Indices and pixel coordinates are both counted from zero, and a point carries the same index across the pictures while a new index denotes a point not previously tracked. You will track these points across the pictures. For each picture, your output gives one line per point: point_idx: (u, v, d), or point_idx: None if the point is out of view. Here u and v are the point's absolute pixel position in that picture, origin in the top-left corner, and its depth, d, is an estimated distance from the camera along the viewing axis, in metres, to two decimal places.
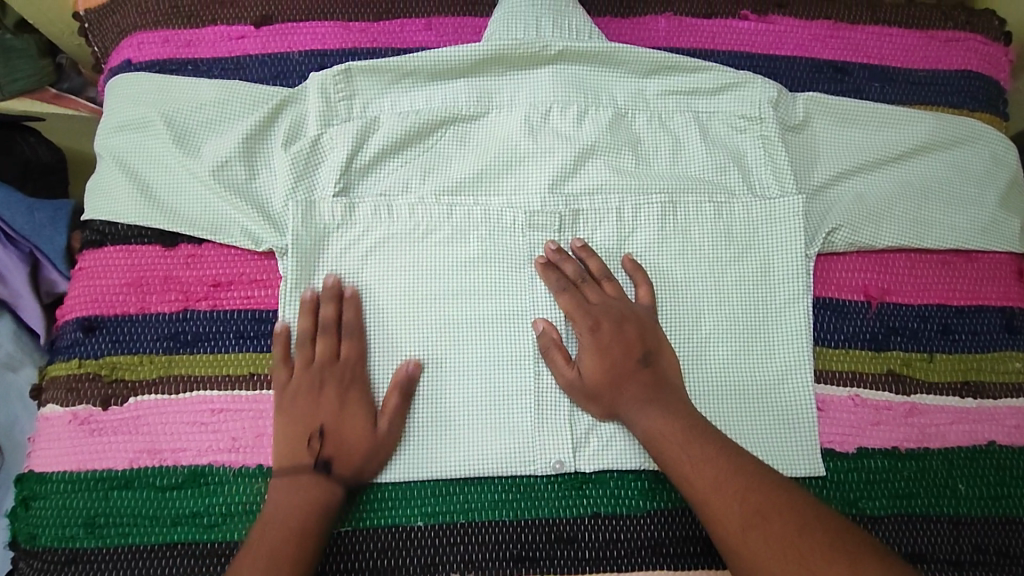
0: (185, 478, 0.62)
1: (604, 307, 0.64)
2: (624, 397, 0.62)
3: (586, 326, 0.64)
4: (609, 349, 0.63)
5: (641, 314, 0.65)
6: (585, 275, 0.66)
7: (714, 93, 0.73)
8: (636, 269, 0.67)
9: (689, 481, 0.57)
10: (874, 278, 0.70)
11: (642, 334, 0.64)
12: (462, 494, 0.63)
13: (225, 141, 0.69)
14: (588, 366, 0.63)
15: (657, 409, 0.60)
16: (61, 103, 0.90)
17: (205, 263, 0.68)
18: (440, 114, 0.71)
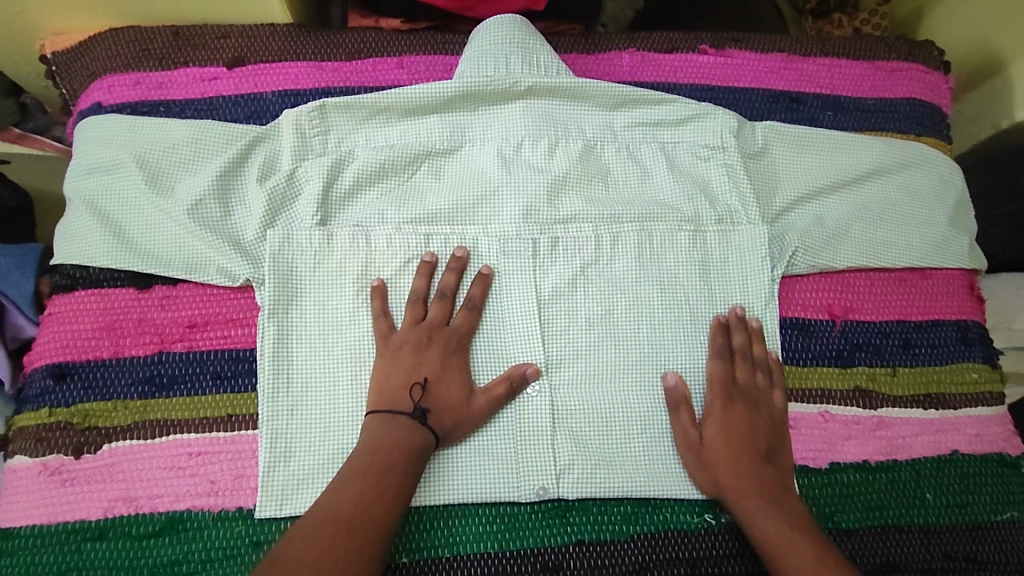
0: (162, 525, 0.61)
1: (748, 389, 0.67)
2: (715, 405, 0.66)
3: (722, 401, 0.66)
4: (744, 429, 0.64)
5: (775, 409, 0.67)
6: (745, 355, 0.68)
7: (678, 123, 0.76)
8: (760, 340, 0.69)
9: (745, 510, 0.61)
10: (836, 297, 0.73)
11: (771, 432, 0.65)
12: (447, 528, 0.63)
13: (199, 182, 0.69)
14: (709, 445, 0.64)
15: (741, 423, 0.65)
16: (26, 143, 0.90)
17: (181, 304, 0.67)
18: (415, 149, 0.73)
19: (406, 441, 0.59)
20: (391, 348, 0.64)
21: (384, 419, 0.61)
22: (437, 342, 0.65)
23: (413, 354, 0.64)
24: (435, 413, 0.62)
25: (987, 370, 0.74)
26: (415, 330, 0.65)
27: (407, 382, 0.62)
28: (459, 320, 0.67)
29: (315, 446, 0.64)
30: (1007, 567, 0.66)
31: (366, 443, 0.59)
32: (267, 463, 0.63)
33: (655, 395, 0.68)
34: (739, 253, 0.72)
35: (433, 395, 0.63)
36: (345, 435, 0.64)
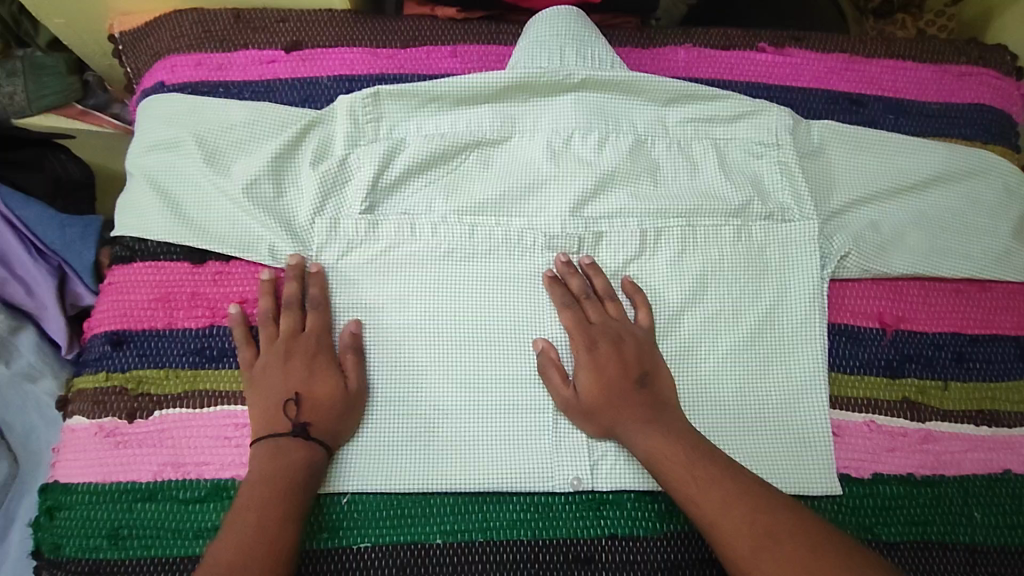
0: (207, 491, 0.63)
1: (603, 325, 0.66)
2: (618, 419, 0.63)
3: (584, 344, 0.66)
4: (607, 370, 0.64)
5: (639, 333, 0.67)
6: (589, 295, 0.68)
7: (731, 121, 0.75)
8: (598, 272, 0.69)
9: (704, 513, 0.56)
10: (888, 306, 0.71)
11: (638, 356, 0.65)
12: (481, 513, 0.64)
13: (255, 162, 0.71)
14: (582, 381, 0.64)
15: (653, 430, 0.61)
16: (89, 120, 0.93)
17: (233, 280, 0.69)
18: (466, 138, 0.73)
19: (291, 463, 0.59)
20: (258, 373, 0.64)
21: (269, 446, 0.60)
22: (298, 354, 0.64)
23: (277, 368, 0.64)
24: (313, 424, 0.62)
25: None
26: (272, 347, 0.65)
27: (280, 401, 0.62)
28: (311, 323, 0.66)
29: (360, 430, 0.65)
30: None
31: (255, 478, 0.59)
32: None
33: (695, 396, 0.67)
34: (635, 290, 0.69)
35: (308, 411, 0.62)
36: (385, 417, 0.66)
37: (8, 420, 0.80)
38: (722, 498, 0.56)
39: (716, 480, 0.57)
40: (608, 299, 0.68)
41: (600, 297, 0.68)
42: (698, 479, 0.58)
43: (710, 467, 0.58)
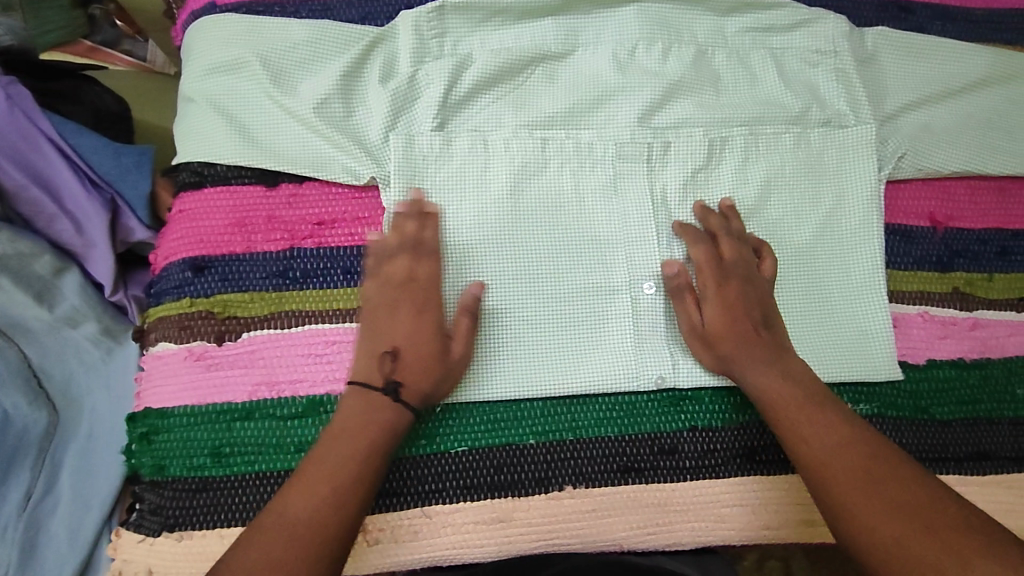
0: (305, 407, 0.65)
1: (732, 263, 0.68)
2: (736, 356, 0.65)
3: (715, 277, 0.67)
4: (734, 305, 0.66)
5: (761, 279, 0.69)
6: (726, 232, 0.70)
7: (789, 29, 0.76)
8: (733, 215, 0.71)
9: (807, 443, 0.60)
10: (938, 205, 0.75)
11: (763, 301, 0.67)
12: (568, 413, 0.67)
13: (322, 81, 0.70)
14: (708, 315, 0.67)
15: (775, 371, 0.64)
16: (96, 55, 1.07)
17: (307, 202, 0.69)
18: (530, 51, 0.73)
19: (382, 420, 0.60)
20: (373, 318, 0.63)
21: (360, 395, 0.61)
22: (408, 301, 0.64)
23: (386, 318, 0.63)
24: (413, 377, 0.61)
25: None
26: (385, 292, 0.64)
27: (377, 353, 0.62)
28: (422, 270, 0.65)
29: (448, 345, 0.67)
30: None
31: (337, 424, 0.60)
32: None
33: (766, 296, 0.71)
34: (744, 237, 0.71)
35: (406, 361, 0.62)
36: (472, 331, 0.68)
37: (47, 369, 0.77)
38: (830, 439, 0.59)
39: (830, 425, 0.60)
40: (742, 242, 0.70)
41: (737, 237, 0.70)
42: (821, 426, 0.60)
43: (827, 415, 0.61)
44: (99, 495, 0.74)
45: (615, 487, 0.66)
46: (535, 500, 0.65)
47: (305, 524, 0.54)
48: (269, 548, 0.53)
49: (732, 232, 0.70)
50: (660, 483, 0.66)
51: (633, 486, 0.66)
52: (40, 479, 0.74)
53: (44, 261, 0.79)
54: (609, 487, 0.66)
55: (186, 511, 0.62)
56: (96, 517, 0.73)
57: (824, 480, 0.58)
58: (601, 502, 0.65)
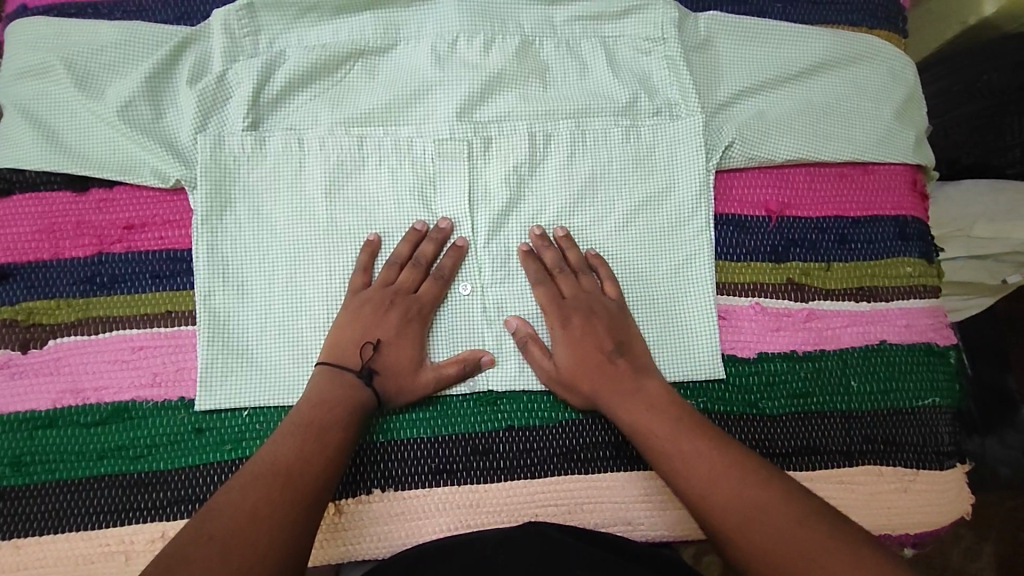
0: (109, 414, 0.64)
1: (613, 300, 0.67)
2: (598, 392, 0.64)
3: (558, 319, 0.66)
4: (619, 339, 0.66)
5: (609, 306, 0.67)
6: (563, 266, 0.68)
7: (619, 17, 0.75)
8: (600, 262, 0.69)
9: (686, 477, 0.57)
10: (774, 193, 0.73)
11: (609, 329, 0.66)
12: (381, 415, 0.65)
13: (130, 83, 0.69)
14: (561, 357, 0.65)
15: (648, 405, 0.62)
16: None
17: (117, 207, 0.68)
18: (347, 46, 0.72)
19: (348, 399, 0.61)
20: (363, 308, 0.65)
21: (328, 373, 0.62)
22: (400, 307, 0.66)
23: (375, 314, 0.65)
24: (381, 375, 0.63)
25: (923, 265, 0.73)
26: (383, 290, 0.66)
27: (361, 341, 0.64)
28: (426, 288, 0.67)
29: (259, 348, 0.66)
30: (925, 449, 0.68)
31: (310, 397, 0.61)
32: (206, 358, 0.65)
33: None
34: (569, 240, 0.69)
35: (381, 358, 0.64)
36: (278, 332, 0.67)
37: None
38: (700, 460, 0.58)
39: (687, 445, 0.59)
40: (577, 271, 0.68)
41: (574, 265, 0.69)
42: (672, 443, 0.59)
43: (691, 438, 0.59)
44: None
45: (428, 489, 0.64)
46: (342, 503, 0.63)
47: (231, 505, 0.52)
48: (222, 521, 0.51)
49: (569, 264, 0.69)
50: (474, 484, 0.64)
51: (445, 488, 0.64)
52: None
53: None
54: (422, 489, 0.64)
55: None
56: None
57: (709, 512, 0.55)
58: (411, 505, 0.64)
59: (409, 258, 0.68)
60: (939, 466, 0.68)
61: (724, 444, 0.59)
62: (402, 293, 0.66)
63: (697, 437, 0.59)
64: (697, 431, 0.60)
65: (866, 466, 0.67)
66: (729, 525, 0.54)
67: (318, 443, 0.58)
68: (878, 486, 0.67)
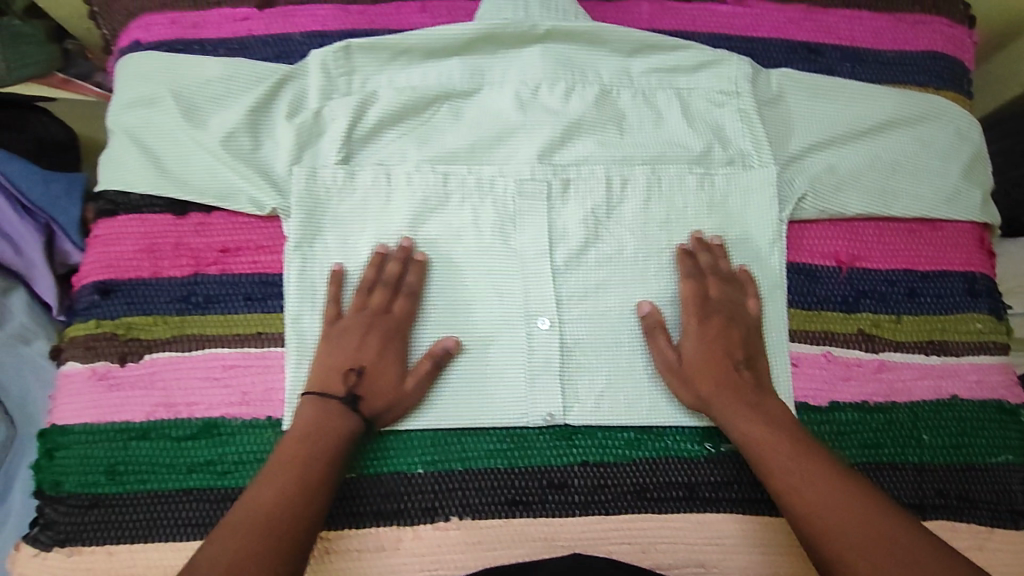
0: (199, 430, 0.67)
1: (719, 302, 0.69)
2: (716, 397, 0.65)
3: (697, 316, 0.69)
4: (716, 343, 0.67)
5: (748, 320, 0.69)
6: (714, 273, 0.71)
7: (694, 70, 0.78)
8: (724, 255, 0.73)
9: (797, 485, 0.59)
10: (845, 245, 0.74)
11: (745, 338, 0.68)
12: (381, 446, 0.66)
13: (232, 116, 0.73)
14: (687, 353, 0.68)
15: (753, 412, 0.64)
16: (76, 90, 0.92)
17: (214, 231, 0.72)
18: (436, 89, 0.76)
19: (333, 429, 0.62)
20: (336, 332, 0.67)
21: (316, 404, 0.63)
22: (377, 329, 0.67)
23: (354, 339, 0.66)
24: (367, 400, 0.64)
25: (991, 322, 0.74)
26: (358, 316, 0.67)
27: (343, 368, 0.65)
28: (399, 307, 0.68)
29: None
30: (998, 507, 0.68)
31: (301, 426, 0.62)
32: (292, 380, 0.67)
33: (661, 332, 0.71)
34: (705, 244, 0.73)
35: (369, 383, 0.65)
36: None
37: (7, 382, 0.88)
38: (805, 475, 0.59)
39: (798, 456, 0.60)
40: (730, 282, 0.71)
41: (725, 274, 0.72)
42: (772, 448, 0.61)
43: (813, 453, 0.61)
44: None
45: (503, 520, 0.65)
46: (420, 530, 0.64)
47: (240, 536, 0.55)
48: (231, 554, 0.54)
49: (719, 271, 0.71)
50: (549, 517, 0.65)
51: (520, 520, 0.65)
52: None
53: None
54: (497, 520, 0.65)
55: (78, 527, 0.64)
56: None
57: (816, 527, 0.56)
58: (486, 535, 0.64)
59: (375, 280, 0.69)
60: (1014, 525, 0.68)
61: (819, 458, 0.60)
62: (377, 315, 0.67)
63: (800, 450, 0.60)
64: (801, 443, 0.61)
65: (940, 522, 0.66)
66: (823, 536, 0.56)
67: (300, 479, 0.59)
68: (953, 542, 0.66)
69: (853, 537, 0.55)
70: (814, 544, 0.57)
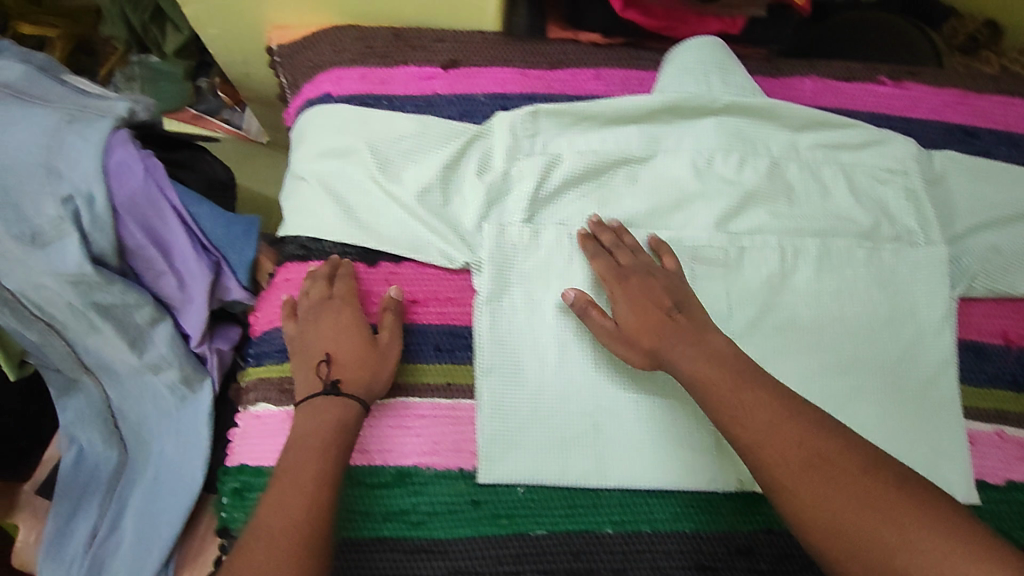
0: (393, 477, 0.70)
1: (631, 266, 0.72)
2: (660, 342, 0.66)
3: (619, 284, 0.71)
4: (643, 299, 0.69)
5: (670, 276, 0.72)
6: (620, 246, 0.74)
7: (861, 148, 0.80)
8: (626, 232, 0.75)
9: (742, 425, 0.59)
10: (1013, 325, 0.78)
11: (668, 291, 0.70)
12: (572, 504, 0.70)
13: (425, 171, 0.76)
14: (623, 316, 0.69)
15: (696, 352, 0.65)
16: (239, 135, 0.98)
17: (404, 281, 0.75)
18: (617, 155, 0.78)
19: (308, 429, 0.64)
20: (314, 327, 0.70)
21: (307, 408, 0.65)
22: (327, 317, 0.70)
23: (329, 325, 0.70)
24: (345, 379, 0.67)
25: None
26: (327, 303, 0.71)
27: (314, 360, 0.69)
28: (339, 288, 0.72)
29: (530, 431, 0.70)
30: None
31: (293, 438, 0.64)
32: (485, 436, 0.70)
33: (837, 398, 0.74)
34: (605, 226, 0.75)
35: (337, 366, 0.68)
36: (546, 415, 0.71)
37: (125, 409, 0.90)
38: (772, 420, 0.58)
39: (759, 402, 0.60)
40: (638, 253, 0.73)
41: (631, 247, 0.74)
42: (712, 379, 0.62)
43: (753, 389, 0.61)
44: (157, 541, 0.85)
45: None
46: None
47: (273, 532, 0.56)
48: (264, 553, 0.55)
49: (625, 244, 0.74)
50: None
51: None
52: (104, 515, 0.88)
53: (143, 312, 0.84)
54: None
55: None
56: (154, 561, 0.84)
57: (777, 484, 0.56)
58: None
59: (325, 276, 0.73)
60: None
61: (788, 395, 0.60)
62: (324, 303, 0.71)
63: (745, 386, 0.61)
64: (739, 378, 0.62)
65: None
66: (765, 465, 0.57)
67: (286, 485, 0.59)
68: None
69: (794, 464, 0.55)
70: (760, 472, 0.57)
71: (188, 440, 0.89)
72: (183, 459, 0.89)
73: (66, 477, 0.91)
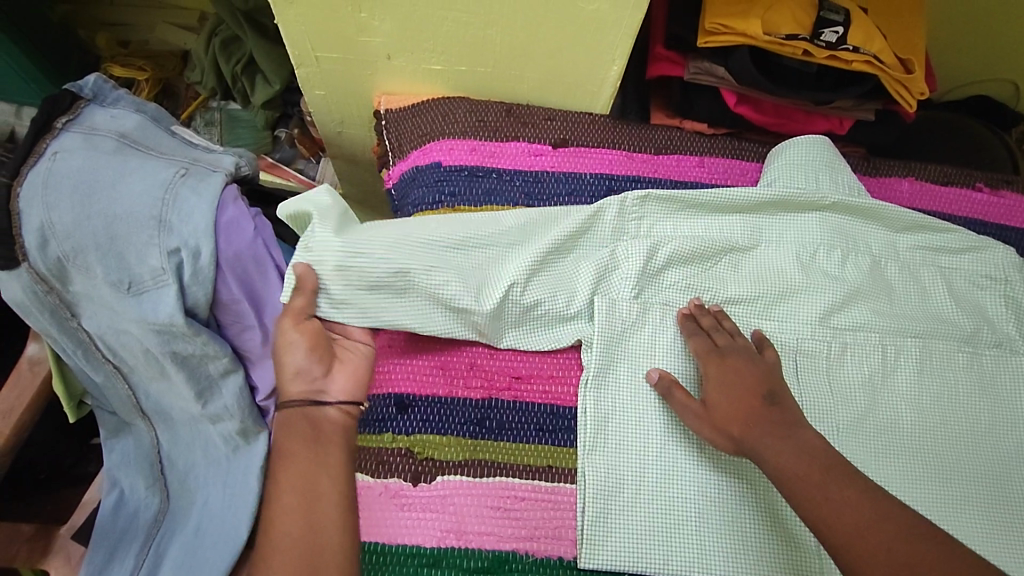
0: (491, 563, 0.65)
1: (727, 349, 0.70)
2: (750, 432, 0.64)
3: (714, 367, 0.70)
4: (736, 384, 0.68)
5: (767, 364, 0.69)
6: (715, 329, 0.73)
7: (959, 253, 0.82)
8: (726, 316, 0.74)
9: (831, 523, 0.55)
10: None
11: (764, 378, 0.68)
12: None
13: (537, 240, 0.77)
14: (715, 400, 0.68)
15: (788, 445, 0.61)
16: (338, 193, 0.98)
17: (506, 356, 0.75)
18: (723, 243, 0.79)
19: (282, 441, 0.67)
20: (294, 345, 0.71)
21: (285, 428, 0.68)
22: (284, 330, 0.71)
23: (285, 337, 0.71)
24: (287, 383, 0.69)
25: None
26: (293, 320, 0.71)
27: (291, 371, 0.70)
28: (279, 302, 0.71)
29: (632, 514, 0.68)
30: None
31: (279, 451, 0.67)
32: (587, 517, 0.67)
33: (950, 507, 0.71)
34: (704, 309, 0.75)
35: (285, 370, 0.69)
36: (649, 499, 0.69)
37: (173, 455, 0.89)
38: (858, 513, 0.55)
39: (844, 497, 0.57)
40: (740, 338, 0.72)
41: (728, 331, 0.73)
42: (798, 474, 0.59)
43: (843, 488, 0.57)
44: None
45: None
46: None
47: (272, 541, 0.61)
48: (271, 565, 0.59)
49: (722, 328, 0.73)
50: None
51: None
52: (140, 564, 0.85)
53: (218, 364, 0.81)
54: None
55: None
56: None
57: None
58: None
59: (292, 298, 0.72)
60: None
61: (874, 488, 0.57)
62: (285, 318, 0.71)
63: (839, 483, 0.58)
64: (829, 476, 0.58)
65: None
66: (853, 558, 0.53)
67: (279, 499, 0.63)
68: None
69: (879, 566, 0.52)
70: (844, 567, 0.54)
71: (233, 492, 0.87)
72: (225, 511, 0.86)
73: (102, 525, 0.88)
